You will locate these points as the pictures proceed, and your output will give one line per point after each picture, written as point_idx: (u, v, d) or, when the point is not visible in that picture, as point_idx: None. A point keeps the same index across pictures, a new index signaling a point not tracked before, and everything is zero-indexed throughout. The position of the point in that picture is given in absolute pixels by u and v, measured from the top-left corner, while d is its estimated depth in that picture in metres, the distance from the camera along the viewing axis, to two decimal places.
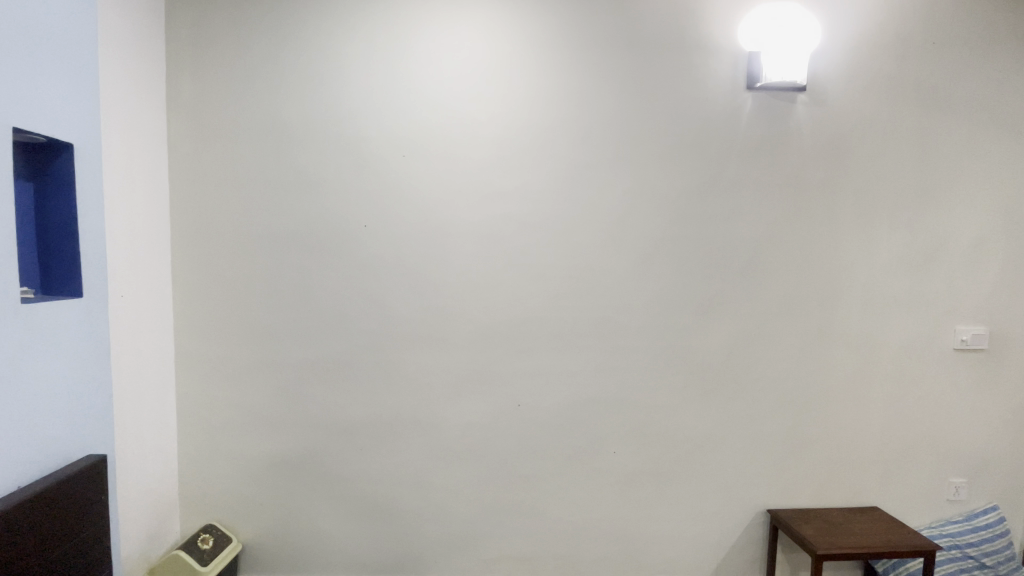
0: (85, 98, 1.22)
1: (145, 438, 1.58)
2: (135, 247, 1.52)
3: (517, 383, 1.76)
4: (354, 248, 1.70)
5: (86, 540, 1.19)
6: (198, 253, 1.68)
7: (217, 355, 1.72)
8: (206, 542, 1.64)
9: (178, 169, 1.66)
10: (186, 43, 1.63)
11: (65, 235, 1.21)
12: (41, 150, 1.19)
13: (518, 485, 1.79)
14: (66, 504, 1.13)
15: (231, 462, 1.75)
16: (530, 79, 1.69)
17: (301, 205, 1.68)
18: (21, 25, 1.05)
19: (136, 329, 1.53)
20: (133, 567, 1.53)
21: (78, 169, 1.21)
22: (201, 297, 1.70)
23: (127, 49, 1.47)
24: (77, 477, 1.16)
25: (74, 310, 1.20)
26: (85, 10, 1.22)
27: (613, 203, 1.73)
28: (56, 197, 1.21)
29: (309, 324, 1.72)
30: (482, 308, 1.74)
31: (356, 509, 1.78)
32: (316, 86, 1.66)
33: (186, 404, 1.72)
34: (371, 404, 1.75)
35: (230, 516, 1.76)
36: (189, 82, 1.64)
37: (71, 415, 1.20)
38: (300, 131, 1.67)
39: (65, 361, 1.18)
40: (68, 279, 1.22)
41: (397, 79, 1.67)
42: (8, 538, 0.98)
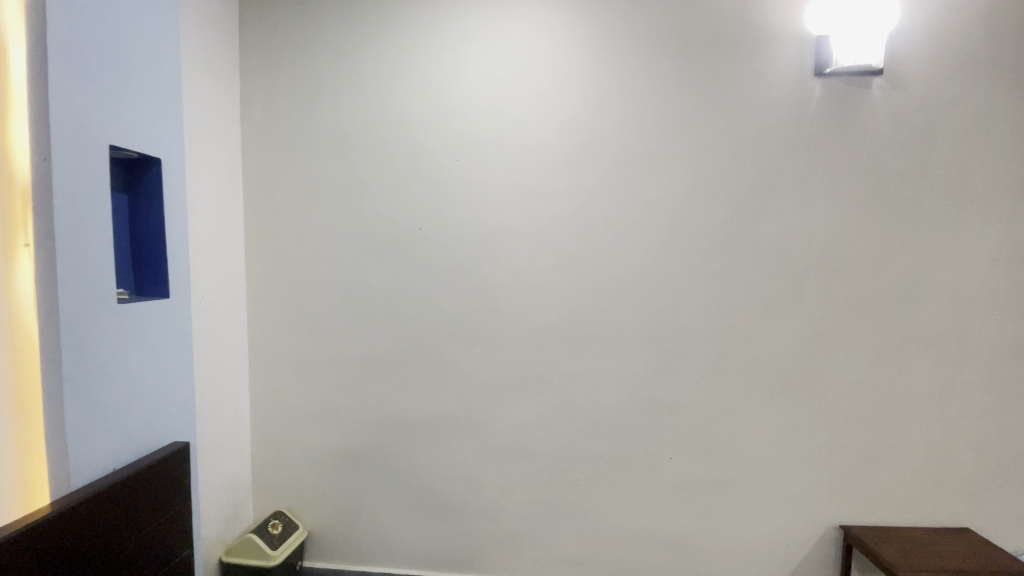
0: (171, 116, 1.34)
1: (222, 429, 1.70)
2: (213, 250, 1.64)
3: (569, 383, 1.75)
4: (409, 249, 1.76)
5: (169, 521, 1.29)
6: (268, 256, 1.80)
7: (285, 352, 1.82)
8: (275, 528, 1.75)
9: (251, 178, 1.78)
10: (257, 59, 1.75)
11: (154, 241, 1.33)
12: (135, 165, 1.32)
13: (571, 486, 1.78)
14: (151, 488, 1.24)
15: (298, 453, 1.85)
16: (583, 77, 1.67)
17: (360, 210, 1.76)
18: (116, 54, 1.16)
19: (214, 327, 1.65)
20: (212, 548, 1.65)
21: (164, 181, 1.32)
22: (271, 297, 1.81)
23: (207, 68, 1.60)
24: (161, 462, 1.27)
25: (163, 309, 1.32)
26: (169, 37, 1.33)
27: (669, 201, 1.68)
28: (146, 207, 1.32)
29: (367, 324, 1.79)
30: (533, 308, 1.74)
31: (412, 502, 1.83)
32: (374, 93, 1.72)
33: (259, 397, 1.85)
34: (427, 402, 1.80)
35: (297, 503, 1.87)
36: (260, 96, 1.75)
37: (158, 407, 1.31)
38: (360, 138, 1.74)
39: (154, 356, 1.29)
40: (156, 280, 1.34)
41: (450, 85, 1.70)
42: (101, 515, 1.09)
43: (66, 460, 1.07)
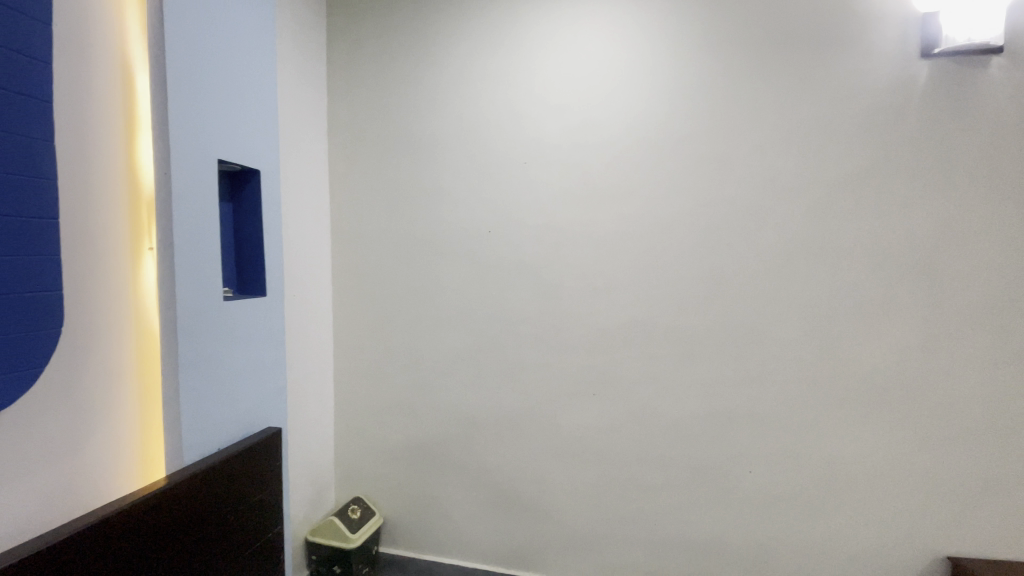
0: (267, 131, 1.47)
1: (310, 417, 1.85)
2: (304, 253, 1.79)
3: (639, 387, 1.71)
4: (479, 251, 1.80)
5: (261, 500, 1.43)
6: (351, 258, 1.92)
7: (365, 348, 1.94)
8: (354, 513, 1.86)
9: (337, 185, 1.91)
10: (343, 74, 1.87)
11: (254, 244, 1.48)
12: (238, 176, 1.46)
13: (639, 493, 1.74)
14: (247, 468, 1.37)
15: (376, 443, 1.96)
16: (655, 74, 1.62)
17: (434, 213, 1.83)
18: (221, 77, 1.29)
19: (304, 324, 1.79)
20: (299, 526, 1.80)
21: (262, 190, 1.46)
22: (353, 296, 1.94)
23: (299, 85, 1.73)
24: (257, 445, 1.40)
25: (260, 306, 1.46)
26: (266, 59, 1.46)
27: (748, 199, 1.59)
28: (247, 213, 1.47)
29: (439, 322, 1.86)
30: (602, 310, 1.72)
31: (480, 497, 1.88)
32: (447, 101, 1.79)
33: (342, 389, 1.98)
34: (496, 401, 1.84)
35: (374, 490, 1.98)
36: (344, 108, 1.88)
37: (255, 394, 1.45)
38: (433, 145, 1.81)
39: (252, 349, 1.43)
40: (255, 280, 1.48)
41: (520, 88, 1.73)
42: (207, 490, 1.23)
43: (179, 438, 1.21)
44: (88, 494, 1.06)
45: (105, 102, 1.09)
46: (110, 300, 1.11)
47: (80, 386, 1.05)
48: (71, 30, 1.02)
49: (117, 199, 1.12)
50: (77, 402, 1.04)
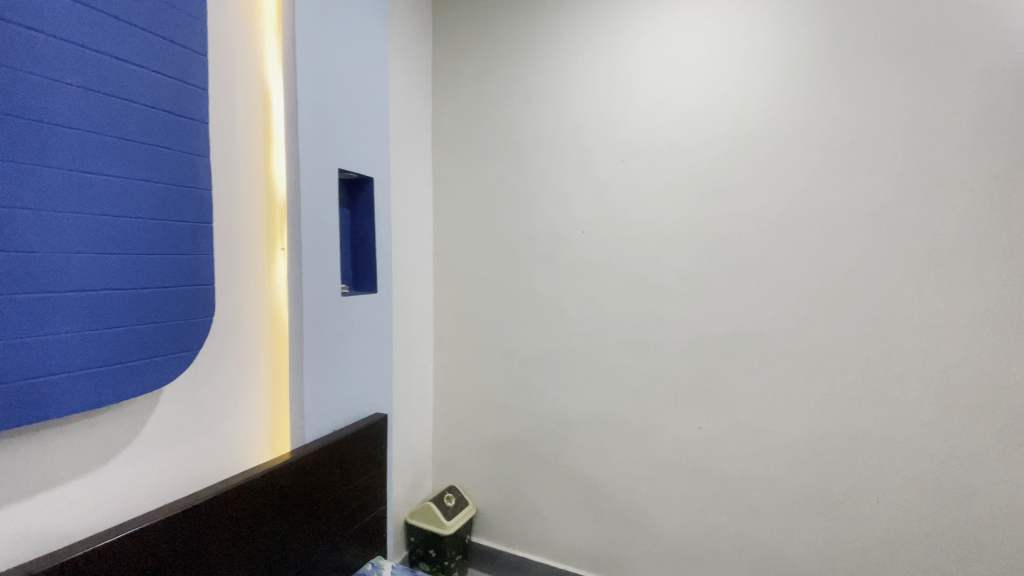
0: (379, 141, 1.61)
1: (412, 407, 1.98)
2: (410, 253, 1.91)
3: (742, 400, 1.60)
4: (573, 252, 1.80)
5: (367, 481, 1.56)
6: (451, 258, 2.03)
7: (462, 344, 2.04)
8: (449, 501, 1.96)
9: (440, 189, 2.02)
10: (446, 83, 1.97)
11: (367, 245, 1.62)
12: (354, 184, 1.61)
13: (741, 512, 1.62)
14: (357, 451, 1.51)
15: (470, 436, 2.05)
16: (766, 60, 1.50)
17: (530, 214, 1.87)
18: (341, 94, 1.44)
19: (409, 319, 1.93)
20: (401, 508, 1.93)
21: (374, 196, 1.59)
22: (452, 294, 2.04)
23: (408, 96, 1.86)
24: (366, 429, 1.54)
25: (371, 302, 1.60)
26: (379, 75, 1.59)
27: (877, 195, 1.41)
28: (361, 217, 1.61)
29: (532, 322, 1.89)
30: (703, 316, 1.63)
31: (570, 499, 1.88)
32: (544, 104, 1.81)
33: (441, 382, 2.09)
34: (589, 403, 1.82)
35: (468, 481, 2.07)
36: (447, 116, 1.98)
37: (365, 383, 1.59)
38: (530, 147, 1.85)
39: (363, 340, 1.57)
40: (367, 278, 1.62)
41: (617, 86, 1.69)
42: (323, 467, 1.37)
43: (302, 417, 1.37)
44: (230, 459, 1.24)
45: (248, 122, 1.26)
46: (250, 294, 1.28)
47: (225, 366, 1.22)
48: (223, 61, 1.18)
49: (257, 206, 1.29)
50: (223, 380, 1.21)
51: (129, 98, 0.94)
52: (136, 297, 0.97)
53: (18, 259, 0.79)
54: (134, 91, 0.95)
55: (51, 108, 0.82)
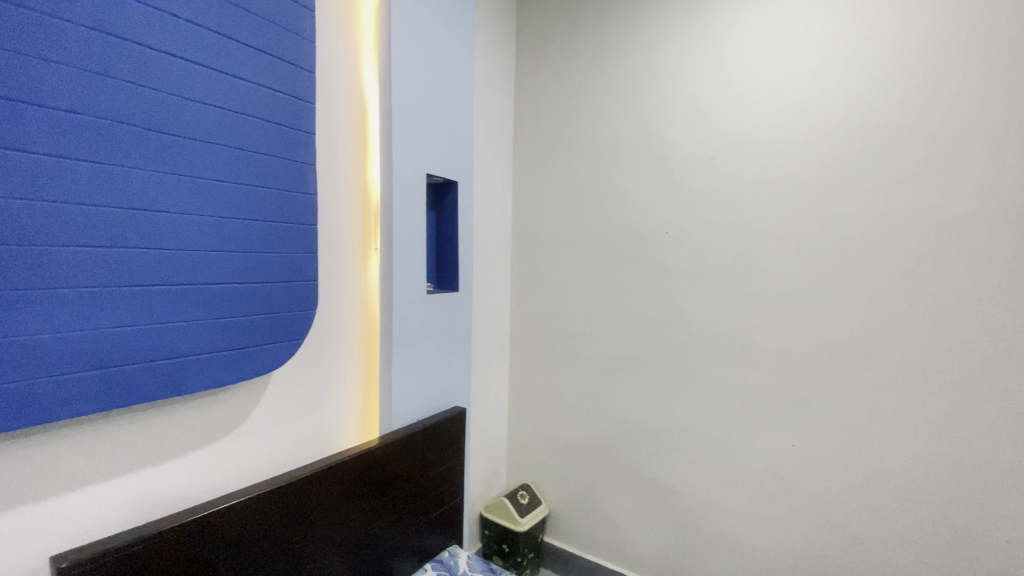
0: (464, 147, 1.68)
1: (490, 403, 2.04)
2: (490, 254, 1.97)
3: (840, 417, 1.47)
4: (655, 254, 1.76)
5: (447, 471, 1.63)
6: (529, 259, 2.06)
7: (539, 343, 2.06)
8: (523, 498, 1.98)
9: (521, 191, 2.06)
10: (529, 87, 2.01)
11: (451, 246, 1.69)
12: (440, 187, 1.69)
13: (837, 539, 1.50)
14: (438, 441, 1.58)
15: (545, 436, 2.07)
16: (875, 43, 1.36)
17: (610, 215, 1.85)
18: (430, 102, 1.52)
19: (489, 317, 1.99)
20: (476, 500, 1.99)
21: (458, 198, 1.67)
22: (529, 294, 2.07)
23: (492, 102, 1.92)
24: (445, 422, 1.61)
25: (453, 300, 1.67)
26: (465, 83, 1.67)
27: (1012, 191, 1.24)
28: (446, 219, 1.69)
29: (610, 324, 1.87)
30: (795, 323, 1.52)
31: (645, 508, 1.83)
32: (627, 102, 1.79)
33: (517, 381, 2.13)
34: (669, 410, 1.77)
35: (542, 481, 2.09)
36: (529, 120, 2.02)
37: (446, 377, 1.67)
38: (612, 148, 1.83)
39: (445, 336, 1.65)
40: (450, 277, 1.70)
41: (705, 80, 1.62)
42: (407, 454, 1.46)
43: (389, 406, 1.47)
44: (326, 440, 1.36)
45: (349, 132, 1.38)
46: (346, 290, 1.39)
47: (325, 355, 1.34)
48: (328, 78, 1.30)
49: (354, 209, 1.40)
50: (322, 368, 1.33)
51: (252, 114, 1.07)
52: (252, 290, 1.09)
53: (163, 254, 0.93)
54: (253, 108, 1.07)
55: (191, 124, 0.96)
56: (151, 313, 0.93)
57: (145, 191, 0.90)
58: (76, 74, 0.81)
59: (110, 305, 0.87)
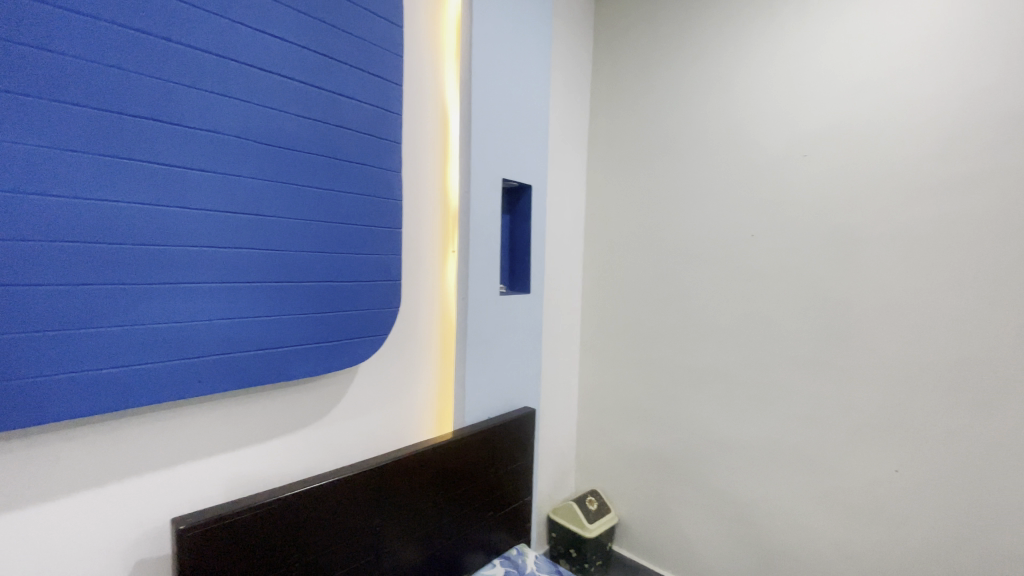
0: (540, 151, 1.71)
1: (559, 406, 2.04)
2: (562, 257, 1.97)
3: (950, 441, 1.34)
4: (738, 258, 1.67)
5: (517, 470, 1.66)
6: (601, 263, 2.04)
7: (610, 348, 2.03)
8: (591, 504, 1.97)
9: (594, 194, 2.05)
10: (605, 90, 1.99)
11: (523, 248, 1.72)
12: (514, 191, 1.73)
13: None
14: (509, 440, 1.61)
15: (615, 442, 2.04)
16: (1002, 27, 1.22)
17: (689, 217, 1.78)
18: (508, 109, 1.56)
19: (560, 320, 2.00)
20: (544, 503, 2.00)
21: (532, 202, 1.69)
22: (601, 298, 2.05)
23: (567, 105, 1.92)
24: (516, 421, 1.63)
25: (525, 302, 1.69)
26: (542, 88, 1.69)
27: None
28: (520, 222, 1.72)
29: (687, 330, 1.81)
30: (898, 336, 1.40)
31: (721, 525, 1.75)
32: (708, 100, 1.72)
33: (586, 385, 2.12)
34: (749, 423, 1.68)
35: (610, 488, 2.06)
36: (604, 122, 2.00)
37: (517, 377, 1.70)
38: (691, 148, 1.77)
39: (517, 338, 1.68)
40: (522, 279, 1.72)
41: (797, 74, 1.53)
42: (479, 450, 1.50)
43: (462, 402, 1.52)
44: (403, 432, 1.43)
45: (431, 140, 1.44)
46: (425, 290, 1.46)
47: (405, 351, 1.41)
48: (412, 89, 1.38)
49: (434, 213, 1.46)
50: (401, 363, 1.41)
51: (346, 126, 1.15)
52: (342, 288, 1.17)
53: (271, 255, 1.03)
54: (347, 120, 1.15)
55: (293, 136, 1.05)
56: (258, 309, 1.02)
57: (256, 198, 1.00)
58: (197, 95, 0.90)
59: (225, 300, 0.97)
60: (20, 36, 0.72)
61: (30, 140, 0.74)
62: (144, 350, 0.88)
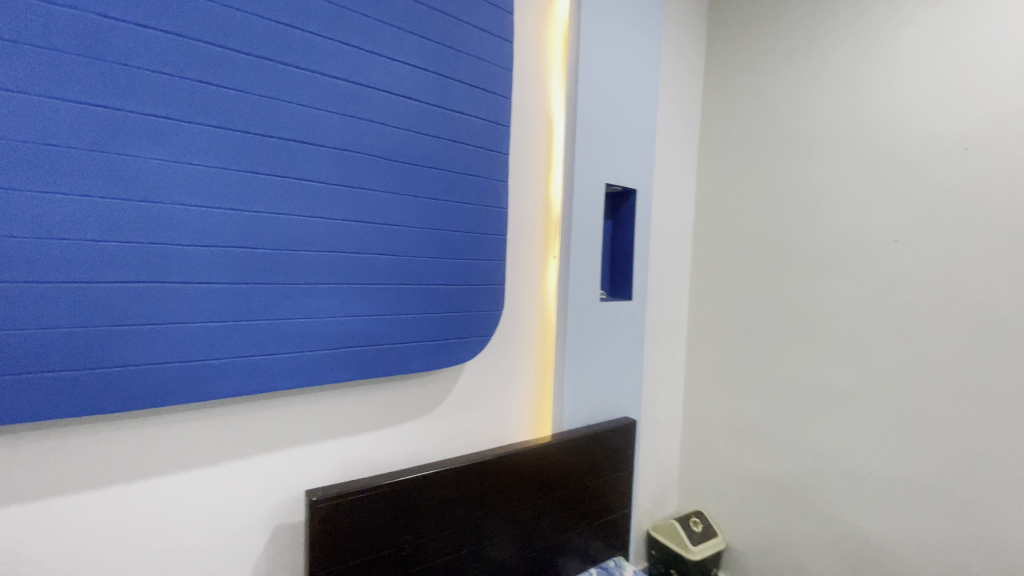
0: (647, 154, 1.67)
1: (662, 418, 1.96)
2: (668, 264, 1.90)
3: None
4: (878, 266, 1.48)
5: (616, 480, 1.62)
6: (710, 270, 1.93)
7: (719, 360, 1.91)
8: (696, 525, 1.87)
9: (704, 197, 1.95)
10: (718, 87, 1.89)
11: (626, 254, 1.69)
12: (618, 196, 1.70)
13: None
14: (609, 448, 1.59)
15: (723, 461, 1.91)
16: None
17: (816, 220, 1.62)
18: (614, 113, 1.55)
19: (664, 329, 1.92)
20: (643, 517, 1.94)
21: (637, 207, 1.66)
22: (710, 307, 1.93)
23: (676, 105, 1.85)
24: (616, 431, 1.60)
25: (627, 308, 1.66)
26: (650, 90, 1.65)
27: None
28: (623, 227, 1.69)
29: (812, 345, 1.64)
30: None
31: (850, 565, 1.57)
32: (841, 92, 1.56)
33: (692, 398, 2.01)
34: (887, 453, 1.48)
35: (717, 510, 1.93)
36: (717, 121, 1.89)
37: (618, 385, 1.67)
38: (819, 145, 1.61)
39: (618, 345, 1.65)
40: (625, 285, 1.69)
41: (956, 57, 1.34)
42: (578, 456, 1.50)
43: (562, 407, 1.53)
44: (504, 432, 1.48)
45: (536, 149, 1.48)
46: (528, 294, 1.49)
47: (508, 353, 1.46)
48: (520, 100, 1.42)
49: (537, 220, 1.50)
50: (503, 365, 1.45)
51: (457, 139, 1.22)
52: (449, 291, 1.24)
53: (389, 259, 1.13)
54: (457, 133, 1.22)
55: (409, 150, 1.14)
56: (378, 308, 1.13)
57: (378, 208, 1.10)
58: (333, 118, 1.02)
59: (350, 299, 1.08)
60: (190, 74, 0.86)
61: (196, 160, 0.88)
62: (283, 341, 1.01)
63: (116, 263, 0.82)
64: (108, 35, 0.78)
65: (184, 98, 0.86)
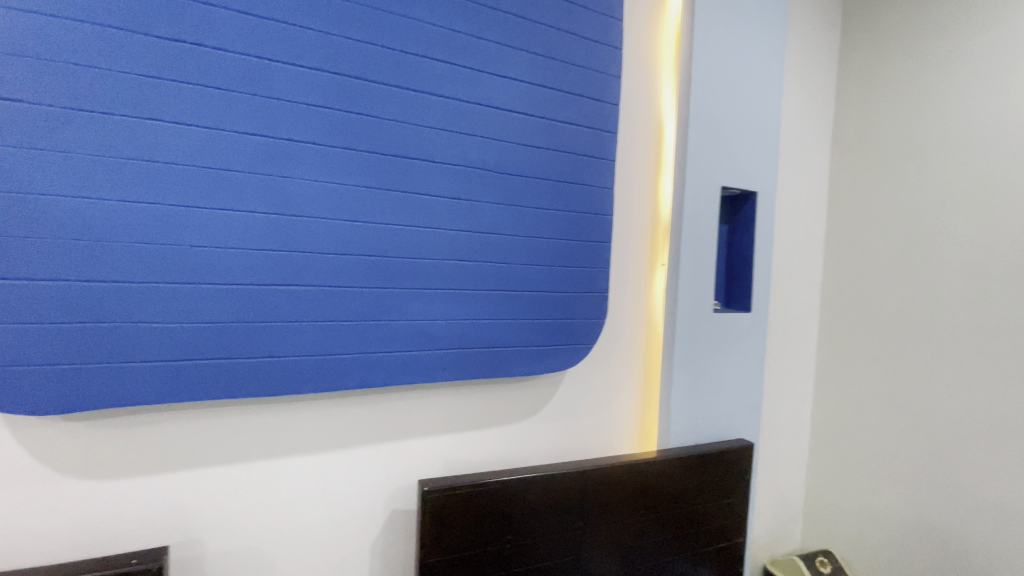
0: (770, 154, 1.55)
1: (783, 443, 1.78)
2: (793, 273, 1.73)
3: None
4: None
5: (729, 506, 1.51)
6: (844, 280, 1.72)
7: (856, 382, 1.70)
8: (824, 565, 1.65)
9: (837, 198, 1.74)
10: (857, 77, 1.69)
11: (743, 261, 1.57)
12: (736, 200, 1.60)
13: None
14: (722, 471, 1.49)
15: (859, 497, 1.69)
16: None
17: (985, 225, 1.40)
18: (733, 113, 1.46)
19: (787, 344, 1.75)
20: (760, 550, 1.77)
21: (757, 211, 1.54)
22: (844, 322, 1.72)
23: (805, 99, 1.69)
24: (731, 453, 1.50)
25: (744, 320, 1.54)
26: (773, 85, 1.53)
27: None
28: (741, 232, 1.58)
29: (980, 368, 1.42)
30: None
31: None
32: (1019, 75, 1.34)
33: (820, 423, 1.80)
34: None
35: (850, 552, 1.71)
36: (854, 113, 1.70)
37: (733, 402, 1.56)
38: (989, 137, 1.40)
39: (732, 359, 1.54)
40: (742, 296, 1.57)
41: None
42: (687, 475, 1.42)
43: (667, 421, 1.46)
44: (604, 442, 1.45)
45: (646, 155, 1.45)
46: (633, 304, 1.46)
47: (613, 362, 1.44)
48: (630, 106, 1.41)
49: (646, 227, 1.46)
50: (606, 375, 1.43)
51: (564, 149, 1.24)
52: (553, 298, 1.26)
53: (499, 266, 1.18)
54: (564, 142, 1.24)
55: (519, 162, 1.19)
56: (487, 313, 1.19)
57: (489, 217, 1.16)
58: (451, 136, 1.11)
59: (461, 303, 1.15)
60: (334, 104, 0.99)
61: (335, 179, 1.00)
62: (399, 341, 1.10)
63: (268, 269, 0.96)
64: (267, 76, 0.93)
65: (327, 126, 0.99)
